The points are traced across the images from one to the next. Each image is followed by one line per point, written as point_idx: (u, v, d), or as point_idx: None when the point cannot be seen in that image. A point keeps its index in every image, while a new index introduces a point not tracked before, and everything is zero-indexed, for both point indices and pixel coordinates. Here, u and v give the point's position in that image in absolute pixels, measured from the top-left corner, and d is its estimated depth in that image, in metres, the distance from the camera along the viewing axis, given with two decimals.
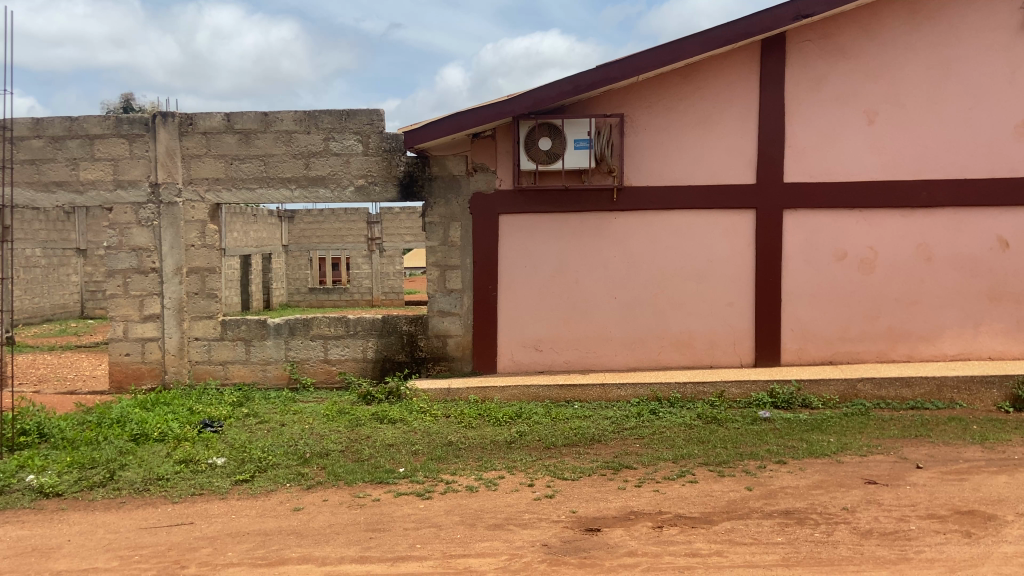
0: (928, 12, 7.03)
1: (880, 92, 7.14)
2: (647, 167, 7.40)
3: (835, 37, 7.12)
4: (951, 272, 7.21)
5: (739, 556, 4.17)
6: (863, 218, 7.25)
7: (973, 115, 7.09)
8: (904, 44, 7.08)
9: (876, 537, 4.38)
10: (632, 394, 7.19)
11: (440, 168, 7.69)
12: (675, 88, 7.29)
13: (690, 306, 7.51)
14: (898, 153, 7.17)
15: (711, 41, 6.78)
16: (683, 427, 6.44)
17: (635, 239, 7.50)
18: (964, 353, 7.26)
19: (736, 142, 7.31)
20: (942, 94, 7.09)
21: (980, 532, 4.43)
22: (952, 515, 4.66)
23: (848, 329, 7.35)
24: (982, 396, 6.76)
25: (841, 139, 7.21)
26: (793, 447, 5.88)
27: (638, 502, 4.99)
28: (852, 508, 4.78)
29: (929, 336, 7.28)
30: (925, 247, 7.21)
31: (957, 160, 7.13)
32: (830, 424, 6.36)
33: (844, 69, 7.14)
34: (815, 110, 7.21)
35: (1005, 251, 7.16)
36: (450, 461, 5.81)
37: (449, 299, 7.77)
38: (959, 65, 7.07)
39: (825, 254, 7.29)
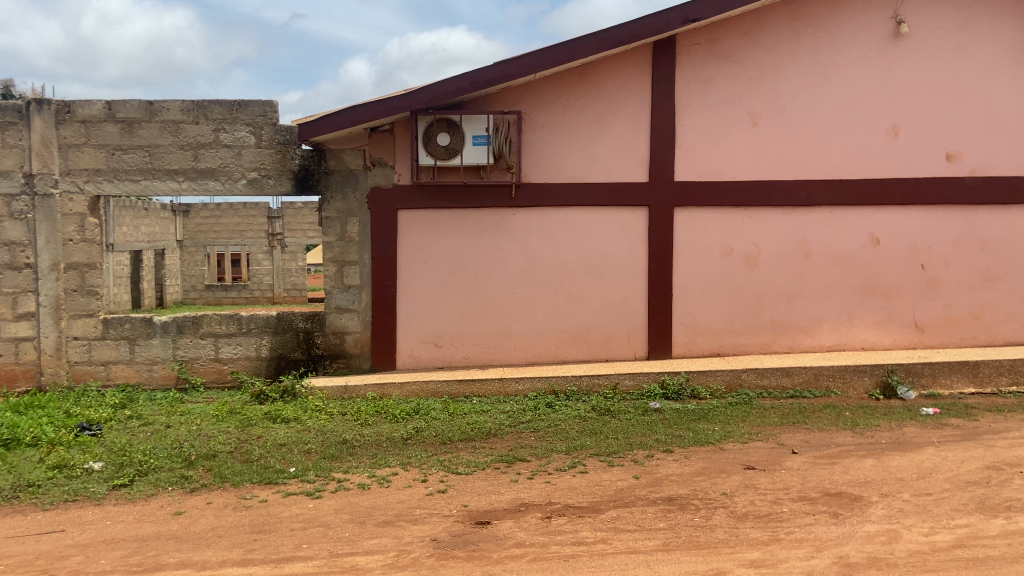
0: (807, 20, 7.38)
1: (763, 95, 7.46)
2: (545, 164, 7.51)
3: (722, 42, 7.40)
4: (828, 267, 7.59)
5: (623, 543, 4.29)
6: (748, 216, 7.56)
7: (848, 118, 7.48)
8: (784, 50, 7.41)
9: (752, 520, 4.61)
10: (530, 387, 7.25)
11: (336, 161, 7.56)
12: (571, 86, 7.42)
13: (588, 301, 7.66)
14: (779, 154, 7.51)
15: (604, 42, 6.93)
16: (577, 419, 6.56)
17: (533, 234, 7.59)
18: (840, 344, 7.67)
19: (630, 141, 7.50)
20: (820, 98, 7.45)
21: (846, 513, 4.71)
22: (821, 497, 4.95)
23: (734, 322, 7.66)
24: (855, 384, 7.11)
25: (727, 140, 7.50)
26: (679, 436, 6.09)
27: (530, 494, 5.07)
28: (731, 493, 5.01)
29: (808, 328, 7.66)
30: (804, 244, 7.57)
31: (833, 162, 7.50)
32: (716, 414, 6.62)
33: (730, 72, 7.43)
34: (703, 112, 7.48)
35: (876, 247, 7.56)
36: (343, 460, 5.74)
37: (347, 295, 7.66)
38: (835, 71, 7.44)
39: (713, 249, 7.58)
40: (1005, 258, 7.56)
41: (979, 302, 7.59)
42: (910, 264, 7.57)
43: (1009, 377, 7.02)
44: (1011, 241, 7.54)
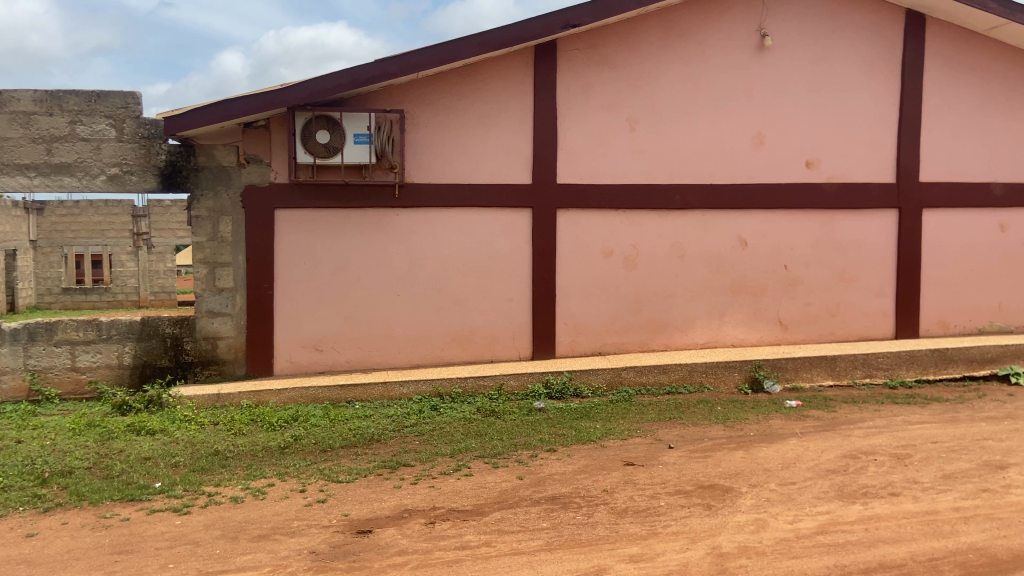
0: (680, 30, 7.65)
1: (640, 101, 7.69)
2: (429, 164, 7.44)
3: (601, 48, 7.57)
4: (700, 267, 7.86)
5: (506, 545, 4.29)
6: (627, 219, 7.75)
7: (718, 125, 7.80)
8: (659, 58, 7.66)
9: (631, 515, 4.73)
10: (414, 391, 7.14)
11: (207, 157, 7.17)
12: (454, 87, 7.38)
13: (472, 302, 7.63)
14: (656, 158, 7.74)
15: (487, 43, 6.92)
16: (462, 421, 6.52)
17: (416, 235, 7.49)
18: (712, 341, 7.95)
19: (513, 143, 7.55)
20: (692, 106, 7.75)
21: (719, 504, 4.93)
22: (696, 490, 5.16)
23: (614, 321, 7.82)
24: (726, 379, 7.43)
25: (607, 144, 7.67)
26: (562, 435, 6.17)
27: (413, 499, 4.98)
28: (611, 490, 5.13)
29: (683, 326, 7.90)
30: (679, 245, 7.82)
31: (705, 167, 7.80)
32: (597, 411, 6.76)
33: (609, 78, 7.61)
34: (584, 116, 7.62)
35: (744, 249, 7.89)
36: (214, 472, 5.44)
37: (219, 299, 7.29)
38: (706, 80, 7.75)
39: (593, 251, 7.72)
40: (859, 259, 8.00)
41: (835, 300, 8.02)
42: (774, 265, 7.93)
43: (863, 370, 7.49)
44: (864, 242, 7.99)
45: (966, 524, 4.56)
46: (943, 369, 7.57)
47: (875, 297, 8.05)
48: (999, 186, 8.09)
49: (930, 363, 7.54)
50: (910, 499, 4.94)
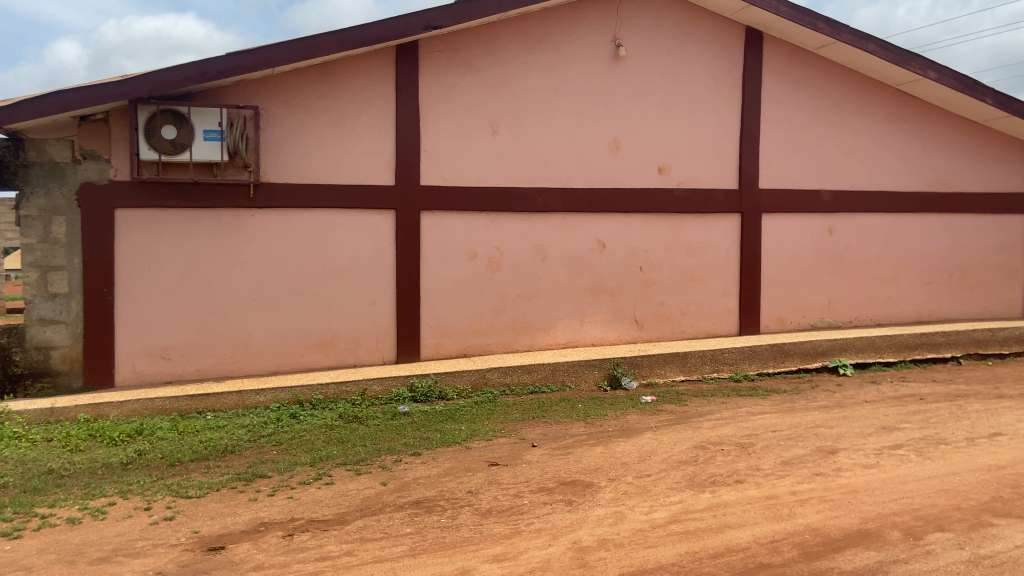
0: (539, 36, 7.81)
1: (502, 105, 7.78)
2: (286, 163, 7.19)
3: (462, 50, 7.60)
4: (562, 269, 8.04)
5: (368, 553, 4.20)
6: (490, 221, 7.81)
7: (577, 131, 8.02)
8: (520, 62, 7.78)
9: (494, 515, 4.77)
10: (272, 399, 6.86)
11: (38, 153, 6.60)
12: (312, 84, 7.18)
13: (333, 305, 7.43)
14: (517, 161, 7.85)
15: (347, 40, 6.77)
16: (323, 429, 6.33)
17: (273, 236, 7.21)
18: (572, 341, 8.15)
19: (375, 143, 7.43)
20: (552, 111, 7.93)
21: (579, 499, 5.07)
22: (558, 486, 5.28)
23: (479, 323, 7.86)
24: (586, 377, 7.64)
25: (469, 146, 7.71)
26: (427, 438, 6.13)
27: (270, 512, 4.78)
28: (475, 491, 5.16)
29: (545, 327, 8.06)
30: (541, 247, 7.97)
31: (565, 171, 7.99)
32: (463, 413, 6.77)
33: (471, 80, 7.65)
34: (446, 118, 7.62)
35: (603, 251, 8.15)
36: (48, 492, 4.98)
37: (53, 305, 6.72)
38: (565, 86, 7.95)
39: (457, 253, 7.73)
40: (707, 260, 8.48)
41: (686, 300, 8.45)
42: (630, 266, 8.25)
43: (711, 365, 7.93)
44: (711, 244, 8.48)
45: (802, 506, 4.93)
46: (781, 362, 8.14)
47: (721, 296, 8.56)
48: (826, 193, 8.78)
49: (769, 357, 8.10)
50: (753, 485, 5.29)
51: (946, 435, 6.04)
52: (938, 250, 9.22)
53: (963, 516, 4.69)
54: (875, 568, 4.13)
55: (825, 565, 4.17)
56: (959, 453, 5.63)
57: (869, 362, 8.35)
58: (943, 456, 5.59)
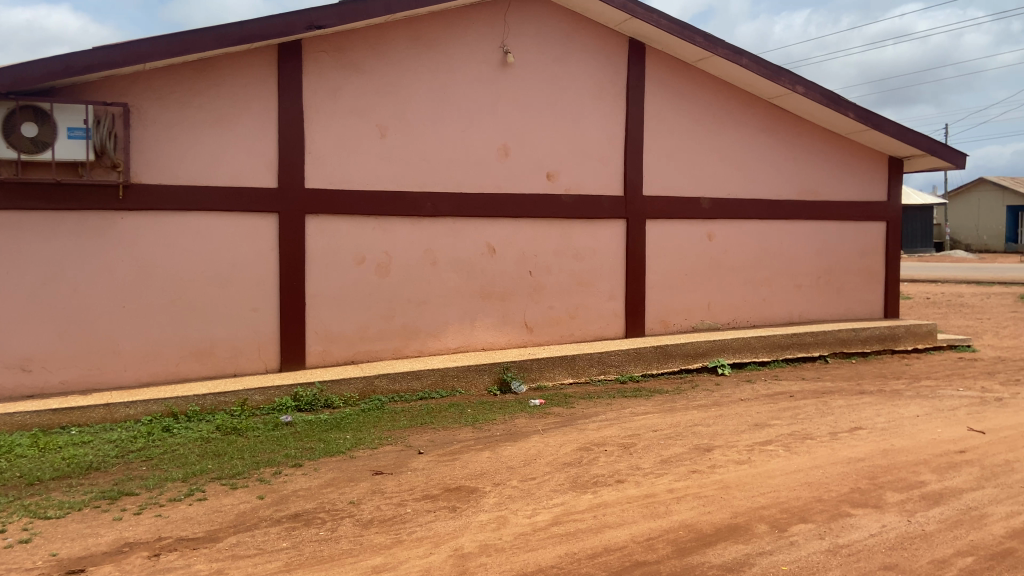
0: (427, 40, 7.78)
1: (389, 108, 7.69)
2: (159, 164, 6.86)
3: (348, 52, 7.47)
4: (452, 274, 8.02)
5: (240, 570, 4.05)
6: (378, 225, 7.70)
7: (466, 135, 8.03)
8: (408, 66, 7.73)
9: (375, 526, 4.70)
10: (144, 412, 6.52)
11: None
12: (188, 82, 6.89)
13: (212, 313, 7.15)
14: (406, 165, 7.78)
15: (225, 38, 6.53)
16: (199, 442, 6.07)
17: (146, 241, 6.87)
18: (463, 345, 8.14)
19: (256, 144, 7.19)
20: (441, 116, 7.91)
21: (463, 505, 5.06)
22: (442, 493, 5.25)
23: (367, 329, 7.73)
24: (476, 381, 7.64)
25: (356, 149, 7.58)
26: (309, 449, 5.98)
27: (136, 531, 4.53)
28: (357, 501, 5.07)
29: (435, 332, 8.01)
30: (430, 252, 7.92)
31: (455, 175, 7.98)
32: (349, 422, 6.64)
33: (357, 82, 7.53)
34: (331, 120, 7.47)
35: (493, 255, 8.19)
36: None
37: None
38: (454, 91, 7.94)
39: (344, 257, 7.58)
40: (594, 264, 8.67)
41: (574, 304, 8.60)
42: (520, 271, 8.32)
43: (598, 367, 8.10)
44: (598, 249, 8.67)
45: (678, 504, 5.10)
46: (664, 363, 8.40)
47: (608, 300, 8.76)
48: (706, 200, 9.15)
49: (653, 359, 8.35)
50: (633, 484, 5.43)
51: (812, 430, 6.40)
52: (808, 255, 9.76)
53: (824, 507, 4.96)
54: (742, 560, 4.31)
55: (696, 560, 4.32)
56: (823, 447, 5.96)
57: (745, 362, 8.75)
58: (808, 451, 5.90)
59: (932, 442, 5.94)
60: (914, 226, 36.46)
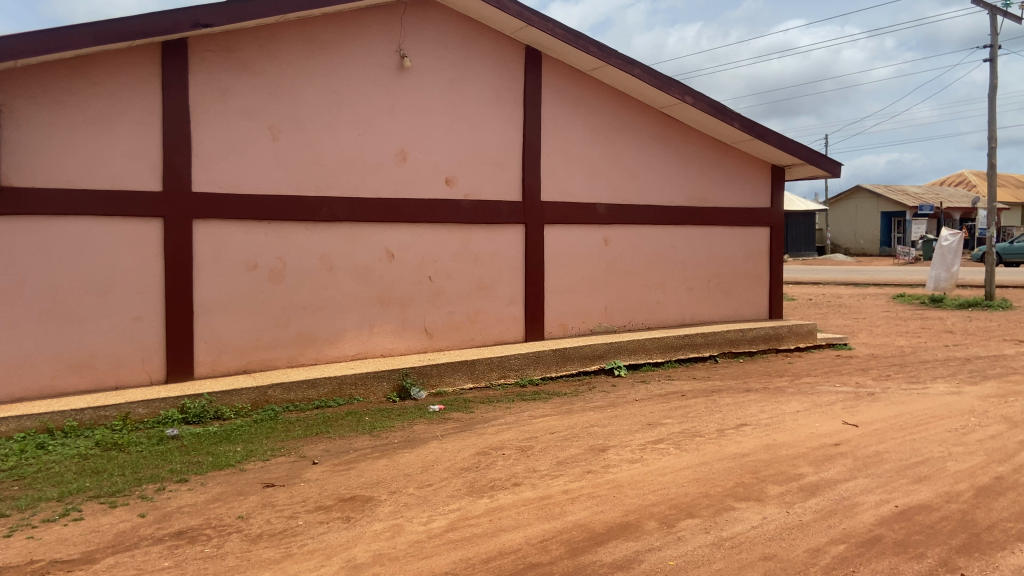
0: (321, 42, 7.64)
1: (282, 110, 7.51)
2: (32, 166, 6.46)
3: (237, 52, 7.25)
4: (349, 279, 7.89)
5: None
6: (271, 230, 7.50)
7: (362, 139, 7.92)
8: (301, 68, 7.57)
9: (265, 540, 4.56)
10: (15, 429, 6.11)
11: None
12: (63, 80, 6.52)
13: (91, 323, 6.78)
14: (300, 169, 7.61)
15: (104, 34, 6.22)
16: (76, 459, 5.74)
17: (18, 246, 6.44)
18: (361, 353, 8.02)
19: (139, 146, 6.88)
20: (336, 119, 7.78)
21: (357, 515, 4.98)
22: (336, 504, 5.15)
23: (259, 337, 7.51)
24: (374, 389, 7.54)
25: (247, 152, 7.37)
26: (196, 463, 5.75)
27: (4, 556, 4.24)
28: (246, 515, 4.91)
29: (332, 339, 7.86)
30: (327, 258, 7.77)
31: (351, 179, 7.87)
32: (239, 433, 6.42)
33: (248, 83, 7.32)
34: (221, 122, 7.23)
35: (391, 261, 8.11)
36: None
37: None
38: (350, 95, 7.83)
39: (235, 264, 7.34)
40: (493, 269, 8.72)
41: (474, 308, 8.62)
42: (419, 276, 8.28)
43: (498, 372, 8.15)
44: (498, 254, 8.73)
45: (572, 504, 5.19)
46: (563, 366, 8.54)
47: (507, 305, 8.82)
48: (602, 206, 9.36)
49: (552, 362, 8.46)
50: (529, 487, 5.48)
51: (701, 428, 6.64)
52: (699, 259, 10.14)
53: (710, 502, 5.16)
54: (632, 557, 4.42)
55: (588, 560, 4.40)
56: (710, 444, 6.19)
57: (640, 363, 9.00)
58: (697, 448, 6.13)
59: (811, 436, 6.27)
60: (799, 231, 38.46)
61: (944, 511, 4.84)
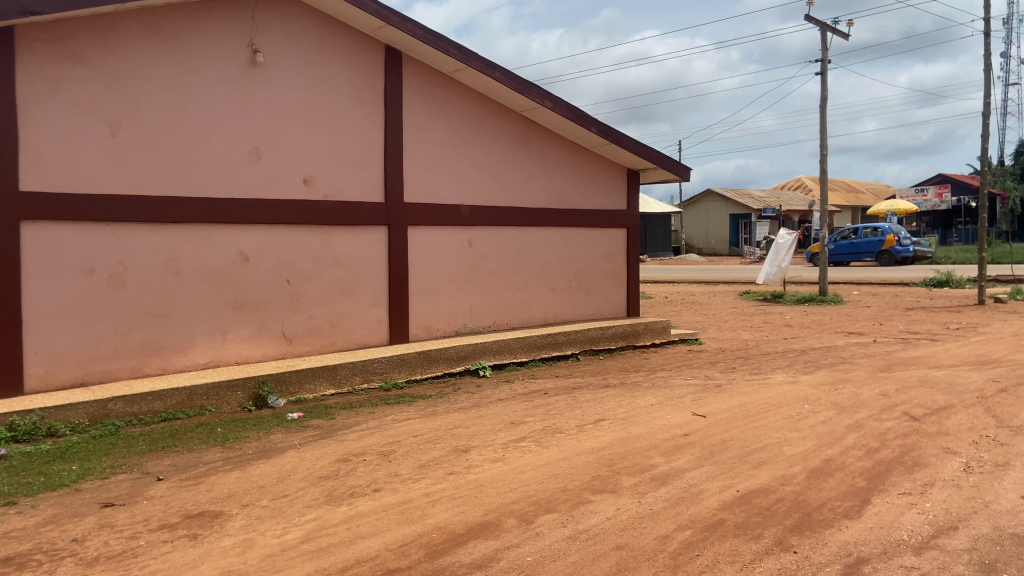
0: (165, 33, 7.22)
1: (121, 104, 7.03)
2: None
3: (70, 41, 6.73)
4: (198, 284, 7.50)
5: None
6: (111, 232, 7.00)
7: (212, 137, 7.55)
8: (143, 60, 7.12)
9: (102, 563, 4.25)
10: None
11: None
12: None
13: None
14: (143, 167, 7.16)
15: None
16: None
17: None
18: (213, 361, 7.64)
19: None
20: (183, 115, 7.37)
21: (205, 532, 4.73)
22: (182, 521, 4.87)
23: (99, 347, 6.99)
24: (228, 399, 7.20)
25: (82, 149, 6.84)
26: (26, 484, 5.28)
27: None
28: (82, 538, 4.55)
29: (181, 347, 7.44)
30: (173, 261, 7.35)
31: (200, 178, 7.48)
32: (76, 451, 5.95)
33: (83, 75, 6.81)
34: (51, 116, 6.68)
35: (245, 264, 7.78)
36: None
37: None
38: (197, 90, 7.44)
39: (69, 268, 6.80)
40: (355, 272, 8.55)
41: (335, 312, 8.41)
42: (275, 279, 7.98)
43: (361, 376, 8.00)
44: (359, 256, 8.57)
45: (432, 507, 5.15)
46: (427, 368, 8.50)
47: (370, 307, 8.68)
48: (465, 207, 9.39)
49: (417, 364, 8.41)
50: (389, 492, 5.40)
51: (561, 424, 6.80)
52: (561, 260, 10.38)
53: (567, 497, 5.28)
54: (490, 556, 4.44)
55: (446, 561, 4.38)
56: (569, 440, 6.35)
57: (504, 363, 9.10)
58: (557, 444, 6.26)
59: (663, 428, 6.55)
60: (655, 232, 40.31)
61: (779, 493, 5.19)
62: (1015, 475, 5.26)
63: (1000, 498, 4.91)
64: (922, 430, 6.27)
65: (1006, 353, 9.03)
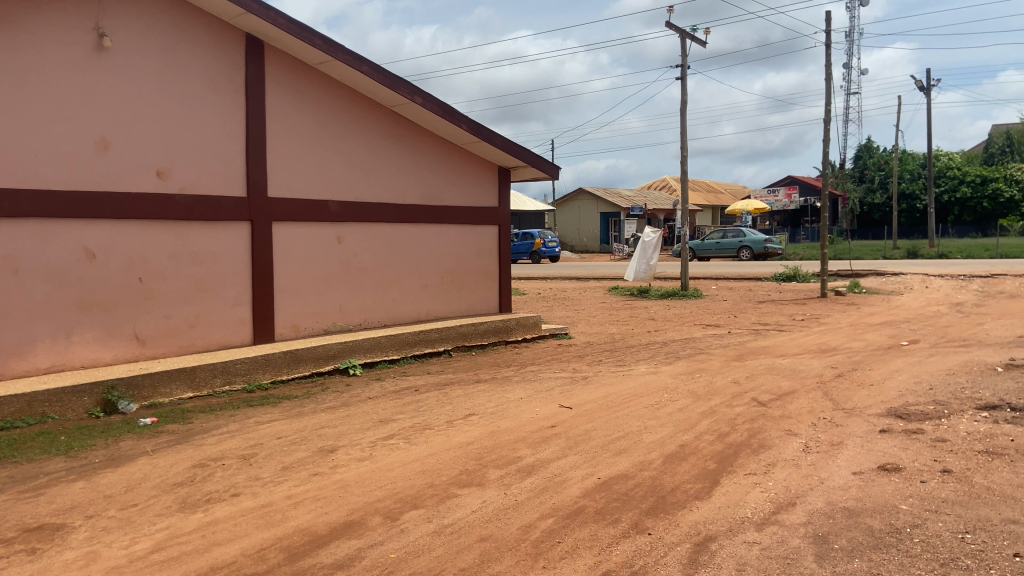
0: None
1: None
2: None
3: None
4: (39, 283, 6.96)
5: None
6: None
7: (54, 126, 7.02)
8: None
9: None
10: None
11: None
12: None
13: None
14: None
15: None
16: None
17: None
18: (57, 365, 7.11)
19: None
20: (20, 101, 6.81)
21: (45, 546, 4.41)
22: (18, 536, 4.53)
23: None
24: (73, 405, 6.72)
25: None
26: None
27: None
28: None
29: (20, 351, 6.88)
30: (9, 259, 6.79)
31: (40, 169, 6.94)
32: None
33: None
34: None
35: (92, 261, 7.29)
36: None
37: None
38: (35, 74, 6.89)
39: None
40: (215, 269, 8.20)
41: (193, 312, 8.04)
42: (127, 277, 7.53)
43: (222, 378, 7.67)
44: (219, 253, 8.22)
45: (294, 509, 5.02)
46: (294, 368, 8.27)
47: (232, 306, 8.35)
48: (333, 203, 9.21)
49: (283, 365, 8.17)
50: (249, 496, 5.22)
51: (431, 421, 6.80)
52: (433, 257, 10.38)
53: (434, 492, 5.28)
54: (352, 555, 4.37)
55: (307, 563, 4.28)
56: (438, 436, 6.36)
57: (375, 361, 8.99)
58: (425, 440, 6.26)
59: (531, 420, 6.69)
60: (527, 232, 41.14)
61: (637, 479, 5.41)
62: (847, 452, 5.72)
63: (834, 475, 5.32)
64: (768, 414, 6.71)
65: (843, 341, 9.81)
